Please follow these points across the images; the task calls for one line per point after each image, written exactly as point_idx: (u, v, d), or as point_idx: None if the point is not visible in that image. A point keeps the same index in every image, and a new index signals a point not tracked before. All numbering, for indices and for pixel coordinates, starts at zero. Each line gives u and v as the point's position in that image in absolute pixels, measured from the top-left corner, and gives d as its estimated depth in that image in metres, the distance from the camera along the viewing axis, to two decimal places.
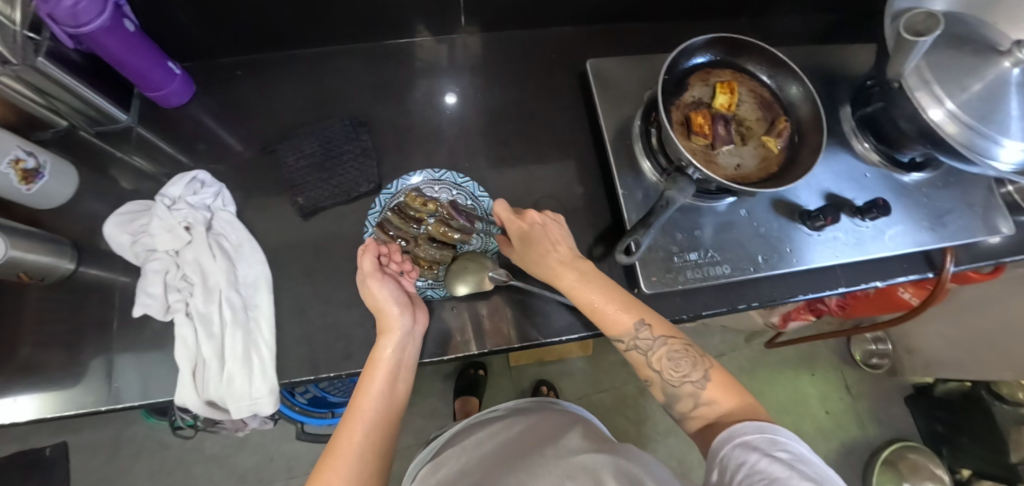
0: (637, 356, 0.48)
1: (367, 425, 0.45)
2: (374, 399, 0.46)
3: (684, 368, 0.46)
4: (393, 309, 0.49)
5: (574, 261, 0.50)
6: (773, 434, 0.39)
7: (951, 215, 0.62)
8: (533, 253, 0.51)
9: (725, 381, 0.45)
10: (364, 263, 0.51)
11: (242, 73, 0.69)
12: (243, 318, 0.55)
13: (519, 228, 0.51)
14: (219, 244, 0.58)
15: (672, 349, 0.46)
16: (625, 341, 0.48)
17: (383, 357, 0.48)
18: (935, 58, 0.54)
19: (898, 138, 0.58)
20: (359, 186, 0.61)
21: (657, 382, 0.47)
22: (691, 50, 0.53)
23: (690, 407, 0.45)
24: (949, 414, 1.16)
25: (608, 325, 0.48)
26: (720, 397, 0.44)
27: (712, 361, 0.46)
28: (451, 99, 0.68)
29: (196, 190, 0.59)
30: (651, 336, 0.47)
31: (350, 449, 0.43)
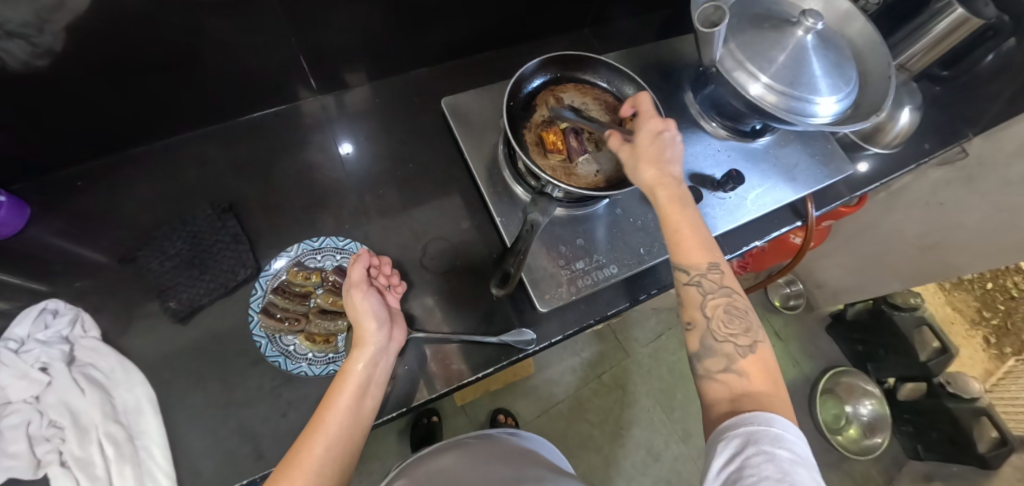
0: (695, 293, 0.44)
1: (333, 440, 0.42)
2: (341, 414, 0.43)
3: (734, 326, 0.42)
4: (371, 323, 0.48)
5: (679, 181, 0.47)
6: (780, 428, 0.34)
7: (799, 168, 0.69)
8: (646, 157, 0.47)
9: (767, 362, 0.41)
10: (352, 273, 0.50)
11: (84, 181, 0.63)
12: (131, 450, 0.50)
13: (650, 136, 0.48)
14: (87, 375, 0.52)
15: (732, 304, 0.43)
16: (689, 273, 0.44)
17: (354, 372, 0.45)
18: (745, 38, 0.60)
19: (735, 113, 0.64)
20: (237, 274, 0.58)
21: (702, 328, 0.43)
22: (528, 75, 0.56)
23: (719, 367, 0.41)
24: (865, 333, 1.28)
25: (682, 253, 0.44)
26: (753, 374, 0.40)
27: (764, 339, 0.42)
28: (348, 148, 0.67)
29: (48, 322, 0.53)
30: (720, 285, 0.44)
31: (309, 465, 0.40)
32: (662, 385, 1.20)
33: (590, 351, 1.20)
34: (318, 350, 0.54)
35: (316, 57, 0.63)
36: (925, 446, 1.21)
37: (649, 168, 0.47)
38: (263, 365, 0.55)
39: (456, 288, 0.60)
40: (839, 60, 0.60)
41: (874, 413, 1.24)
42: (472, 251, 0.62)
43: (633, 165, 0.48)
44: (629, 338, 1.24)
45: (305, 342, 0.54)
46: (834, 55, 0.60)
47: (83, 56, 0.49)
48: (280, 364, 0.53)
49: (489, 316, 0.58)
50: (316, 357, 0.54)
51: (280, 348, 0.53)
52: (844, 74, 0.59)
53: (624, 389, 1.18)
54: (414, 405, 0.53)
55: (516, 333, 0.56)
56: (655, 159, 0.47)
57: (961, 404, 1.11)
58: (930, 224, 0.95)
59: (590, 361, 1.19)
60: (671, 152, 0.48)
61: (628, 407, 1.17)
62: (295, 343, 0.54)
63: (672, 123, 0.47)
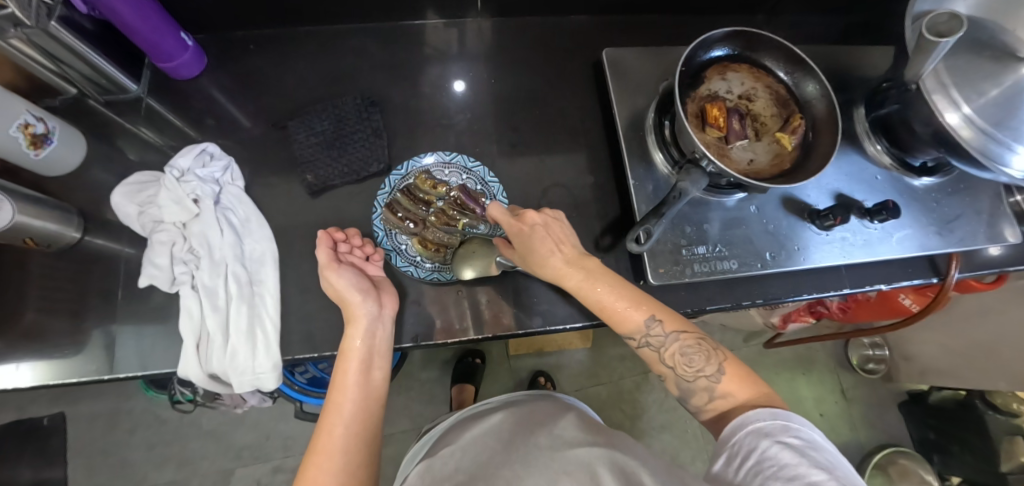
0: (650, 353, 0.47)
1: (347, 417, 0.46)
2: (349, 390, 0.47)
3: (697, 363, 0.46)
4: (354, 297, 0.49)
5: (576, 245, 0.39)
6: (785, 420, 0.40)
7: (959, 222, 0.62)
8: (545, 256, 0.48)
9: (739, 370, 0.46)
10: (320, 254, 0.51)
11: (254, 48, 0.67)
12: (249, 292, 0.55)
13: (540, 235, 0.49)
14: (226, 218, 0.58)
15: (686, 344, 0.47)
16: (635, 339, 0.48)
17: (353, 349, 0.48)
18: (956, 61, 0.53)
19: (912, 140, 0.58)
20: (369, 166, 0.61)
21: (670, 379, 0.47)
22: (710, 42, 0.53)
23: (706, 401, 0.46)
24: (944, 423, 1.17)
25: (617, 322, 0.48)
26: (736, 388, 0.45)
27: (728, 354, 0.46)
28: (459, 86, 0.67)
29: (205, 162, 0.59)
30: (663, 332, 0.47)
31: (331, 443, 0.44)
32: None
33: None
34: (428, 257, 0.56)
35: None
36: None
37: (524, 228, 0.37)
38: None
39: None
40: None
41: None
42: (588, 207, 0.62)
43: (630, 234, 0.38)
44: None
45: (417, 245, 0.57)
46: None
47: None
48: (390, 258, 0.56)
49: None
50: (425, 263, 0.56)
51: (393, 243, 0.56)
52: None
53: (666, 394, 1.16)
54: (498, 333, 0.54)
55: None
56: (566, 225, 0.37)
57: None
58: None
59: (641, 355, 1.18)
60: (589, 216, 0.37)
61: (664, 412, 1.15)
62: (407, 243, 0.57)
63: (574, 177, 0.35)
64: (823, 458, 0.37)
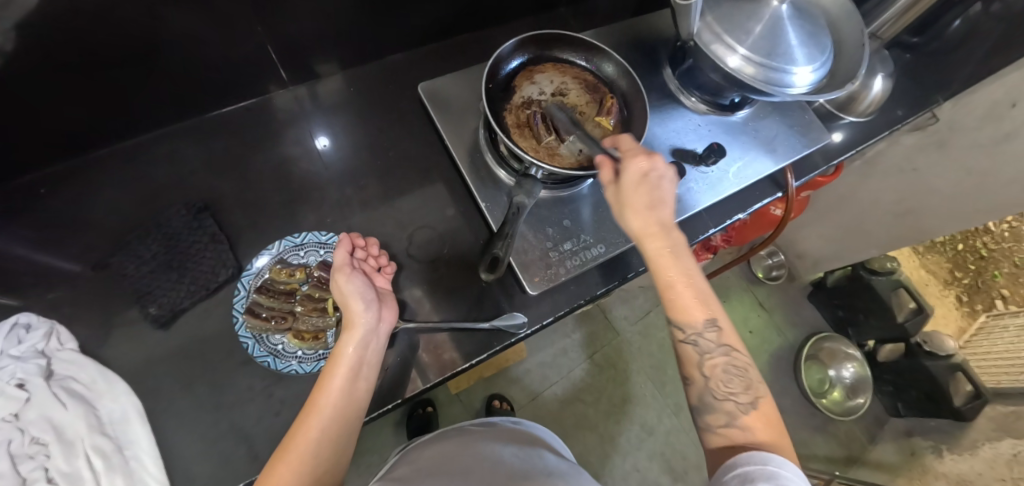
0: (691, 351, 0.44)
1: (327, 423, 0.41)
2: (334, 396, 0.43)
3: (733, 386, 0.43)
4: (359, 304, 0.47)
5: (671, 228, 0.46)
6: (775, 466, 0.36)
7: (779, 140, 0.69)
8: (633, 205, 0.45)
9: (769, 414, 0.42)
10: (337, 256, 0.50)
11: (47, 189, 0.59)
12: (119, 459, 0.49)
13: (636, 179, 0.45)
14: (67, 389, 0.50)
15: (731, 364, 0.44)
16: (686, 331, 0.44)
17: (344, 354, 0.45)
18: (720, 10, 0.59)
19: (714, 86, 0.64)
20: (218, 275, 0.56)
21: (700, 386, 0.44)
22: (505, 55, 0.55)
23: (720, 424, 0.42)
24: (844, 299, 1.31)
25: (679, 308, 0.44)
26: (756, 427, 0.41)
27: (765, 393, 0.43)
28: (324, 142, 0.66)
29: (21, 337, 0.51)
30: (716, 344, 0.44)
31: (304, 447, 0.40)
32: (653, 360, 1.22)
33: (581, 332, 1.22)
34: (308, 347, 0.53)
35: (284, 48, 0.61)
36: (905, 404, 1.26)
37: (638, 215, 0.45)
38: (252, 365, 0.54)
39: (444, 276, 0.59)
40: (813, 28, 0.60)
41: (856, 376, 1.29)
42: (459, 238, 0.62)
43: (619, 209, 0.46)
44: (619, 317, 1.25)
45: (294, 340, 0.53)
46: (809, 24, 0.60)
47: (34, 58, 0.46)
48: (270, 364, 0.52)
49: (480, 302, 0.58)
50: (307, 354, 0.53)
51: (268, 348, 0.53)
52: (819, 43, 0.59)
53: (616, 367, 1.20)
54: (407, 396, 0.53)
55: (508, 317, 0.56)
56: (645, 205, 0.45)
57: (938, 361, 1.16)
58: (903, 189, 0.98)
59: (582, 342, 1.21)
60: (658, 195, 0.46)
61: (621, 385, 1.19)
62: (283, 341, 0.53)
63: (656, 163, 0.45)
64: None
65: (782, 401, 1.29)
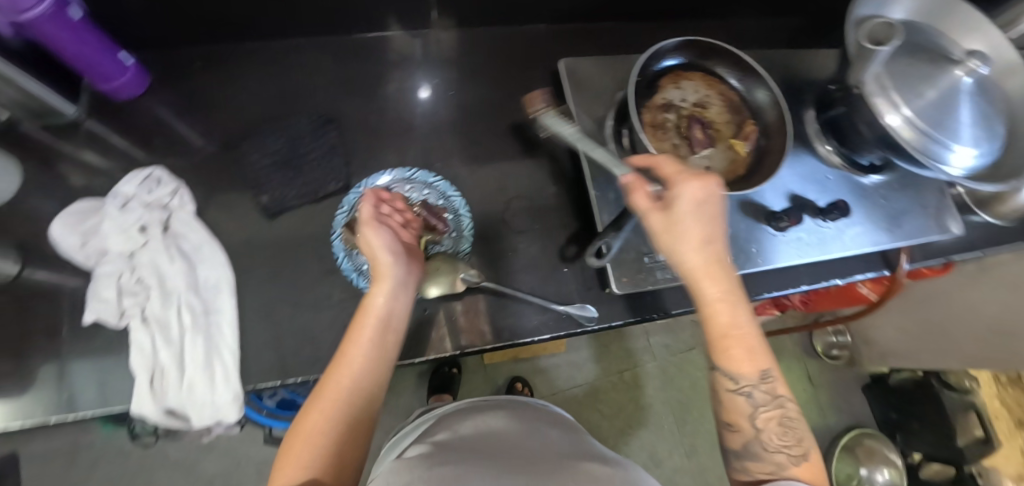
0: (743, 403, 0.40)
1: (356, 383, 0.40)
2: (364, 347, 0.42)
3: (788, 437, 0.39)
4: (384, 257, 0.46)
5: (729, 270, 0.42)
6: None
7: (906, 217, 0.64)
8: (688, 242, 0.41)
9: (818, 469, 0.38)
10: (632, 182, 0.43)
11: (200, 66, 0.64)
12: (204, 321, 0.53)
13: (694, 211, 0.41)
14: (177, 246, 0.55)
15: (786, 415, 0.40)
16: (738, 381, 0.40)
17: (373, 306, 0.44)
18: (896, 65, 0.55)
19: (858, 141, 0.60)
20: (327, 185, 0.60)
21: (749, 436, 0.40)
22: (662, 53, 0.53)
23: (767, 473, 0.39)
24: (901, 402, 1.23)
25: (727, 355, 0.40)
26: (806, 481, 0.37)
27: (817, 446, 0.39)
28: (425, 92, 0.67)
29: (152, 188, 0.57)
30: (773, 394, 0.40)
31: (332, 398, 0.39)
32: (680, 397, 1.19)
33: (619, 346, 1.20)
34: None
35: None
36: None
37: (695, 252, 0.41)
38: (334, 276, 0.57)
39: (529, 249, 0.60)
40: (988, 112, 0.55)
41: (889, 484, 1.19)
42: (549, 218, 0.62)
43: (672, 244, 0.42)
44: (660, 344, 1.22)
45: None
46: (985, 107, 0.55)
47: None
48: (353, 279, 0.56)
49: (556, 285, 0.58)
50: None
51: (354, 265, 0.56)
52: (991, 128, 0.54)
53: (642, 391, 1.18)
54: (465, 350, 0.54)
55: (580, 307, 0.56)
56: (702, 241, 0.41)
57: None
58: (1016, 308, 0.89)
59: (615, 356, 1.19)
60: (711, 222, 0.42)
61: (642, 409, 1.17)
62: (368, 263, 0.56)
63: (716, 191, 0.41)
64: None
65: None
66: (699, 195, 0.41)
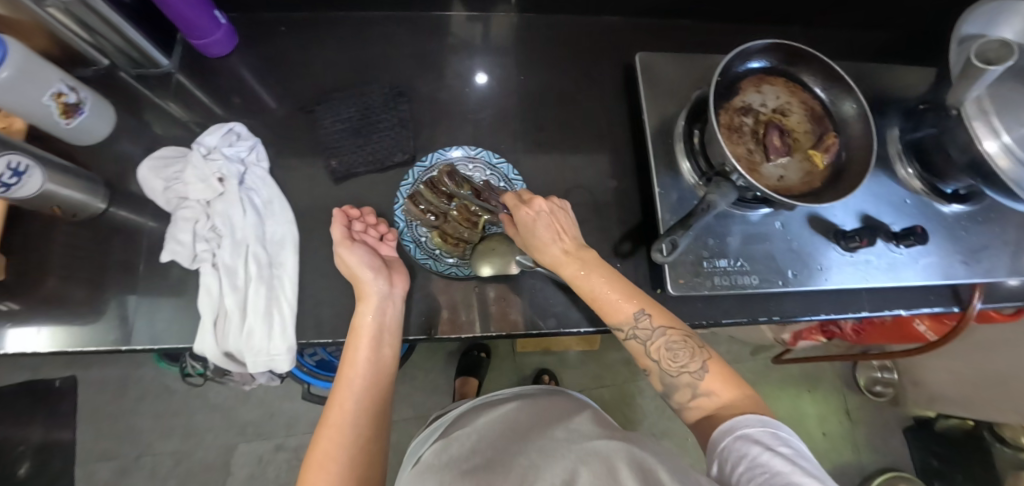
0: (636, 345, 0.47)
1: (357, 395, 0.48)
2: (360, 368, 0.49)
3: (681, 358, 0.45)
4: (366, 274, 0.50)
5: (580, 246, 0.49)
6: (773, 427, 0.40)
7: (987, 252, 0.61)
8: (540, 239, 0.48)
9: (725, 373, 0.45)
10: (507, 200, 0.51)
11: (284, 31, 0.67)
12: (267, 274, 0.56)
13: (530, 213, 0.48)
14: (249, 199, 0.58)
15: (672, 339, 0.46)
16: (623, 330, 0.47)
17: (363, 324, 0.49)
18: (1003, 88, 0.51)
19: (945, 166, 0.57)
20: (392, 156, 0.61)
21: (655, 372, 0.47)
22: (747, 54, 0.52)
23: (688, 398, 0.45)
24: (949, 451, 1.16)
25: (608, 312, 0.47)
26: (722, 390, 0.44)
27: (712, 351, 0.46)
28: (481, 79, 0.67)
29: (232, 142, 0.59)
30: (651, 326, 0.46)
31: (340, 419, 0.47)
32: None
33: None
34: (445, 250, 0.56)
35: None
36: None
37: (547, 246, 0.48)
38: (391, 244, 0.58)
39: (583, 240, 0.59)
40: None
41: None
42: (607, 212, 0.61)
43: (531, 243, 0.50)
44: None
45: (436, 239, 0.57)
46: None
47: None
48: (410, 250, 0.56)
49: None
50: (442, 256, 0.56)
51: (413, 236, 0.57)
52: None
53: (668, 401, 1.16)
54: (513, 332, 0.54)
55: None
56: (552, 233, 0.48)
57: None
58: None
59: None
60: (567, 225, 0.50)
61: (666, 419, 1.14)
62: (425, 236, 0.57)
63: (543, 202, 0.49)
64: (811, 466, 0.37)
65: None
66: (540, 209, 0.49)
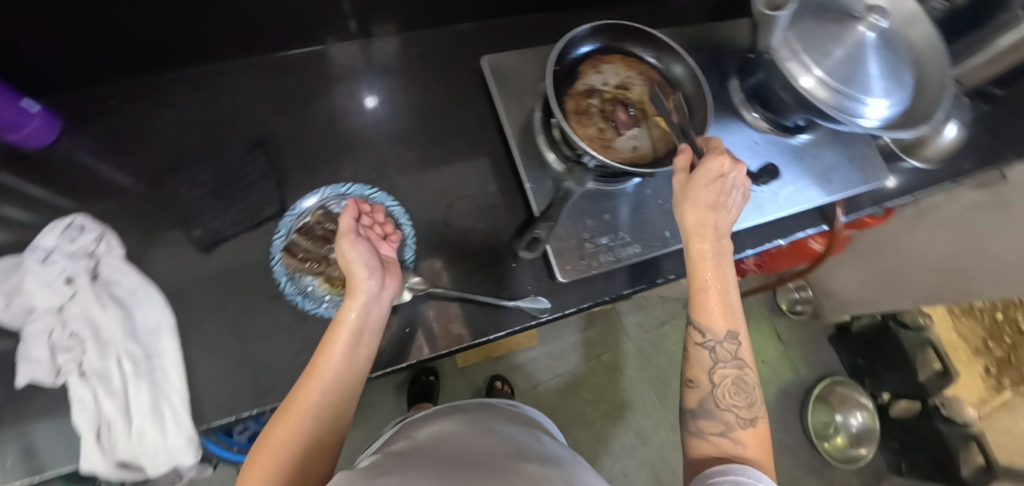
0: (706, 356, 0.44)
1: (331, 393, 0.42)
2: (335, 362, 0.43)
3: (739, 398, 0.43)
4: (362, 271, 0.46)
5: (722, 236, 0.46)
6: (765, 484, 0.36)
7: (836, 171, 0.67)
8: (699, 199, 0.46)
9: (763, 437, 0.42)
10: (677, 161, 0.47)
11: (115, 103, 0.62)
12: (147, 368, 0.51)
13: (709, 177, 0.45)
14: (109, 293, 0.53)
15: (740, 377, 0.44)
16: (705, 335, 0.44)
17: (346, 319, 0.45)
18: (802, 28, 0.57)
19: (780, 105, 0.62)
20: (262, 210, 0.58)
21: (705, 391, 0.44)
22: (577, 40, 0.54)
23: (713, 431, 0.42)
24: (867, 348, 1.28)
25: (703, 312, 0.45)
26: (749, 444, 0.41)
27: (764, 415, 0.43)
28: (355, 106, 0.65)
29: (74, 236, 0.54)
30: (733, 356, 0.44)
31: (303, 410, 0.40)
32: (658, 372, 1.21)
33: (594, 331, 1.22)
34: (334, 295, 0.55)
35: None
36: (909, 463, 1.23)
37: (694, 211, 0.46)
38: (281, 301, 0.56)
39: (477, 249, 0.60)
40: (895, 62, 0.58)
41: (862, 426, 1.27)
42: (495, 216, 0.62)
43: (680, 200, 0.47)
44: (634, 323, 1.24)
45: (323, 285, 0.55)
46: (891, 58, 0.58)
47: None
48: (298, 303, 0.54)
49: (508, 281, 0.58)
50: (333, 301, 0.55)
51: (298, 287, 0.55)
52: (898, 78, 0.58)
53: (621, 372, 1.20)
54: (416, 360, 0.54)
55: (532, 300, 0.56)
56: (706, 203, 0.46)
57: (952, 427, 1.13)
58: (953, 244, 0.94)
59: (591, 340, 1.21)
60: (725, 200, 0.46)
61: (623, 390, 1.18)
62: (313, 285, 0.55)
63: (737, 169, 0.45)
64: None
65: (782, 437, 1.28)
66: (717, 164, 0.45)
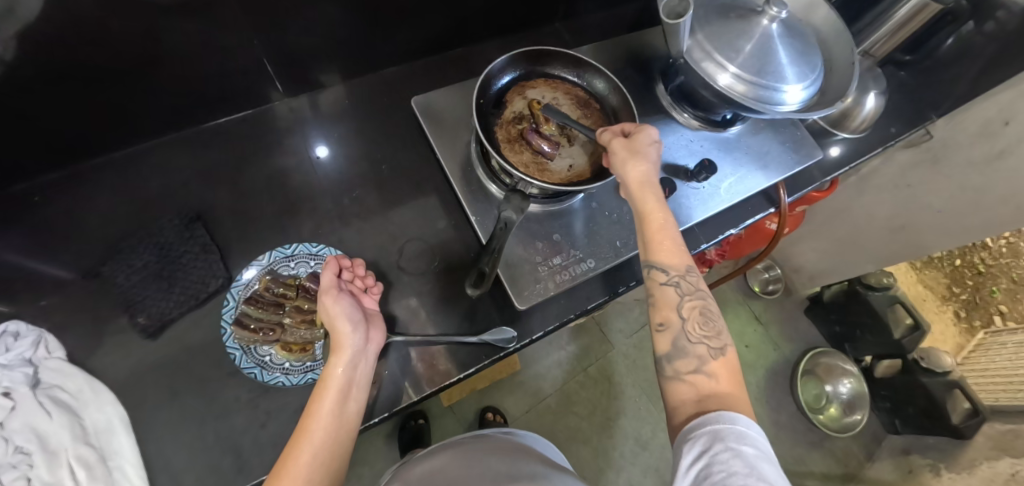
0: (671, 292, 0.45)
1: (323, 450, 0.41)
2: (324, 419, 0.42)
3: (710, 330, 0.44)
4: (345, 326, 0.46)
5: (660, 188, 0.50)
6: (744, 425, 0.36)
7: (771, 155, 0.70)
8: (637, 158, 0.49)
9: (732, 363, 0.43)
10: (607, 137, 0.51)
11: (41, 198, 0.59)
12: (103, 471, 0.48)
13: (646, 140, 0.50)
14: (52, 398, 0.50)
15: (706, 307, 0.45)
16: (670, 273, 0.45)
17: (333, 376, 0.44)
18: (711, 29, 0.60)
19: (707, 103, 0.64)
20: (207, 284, 0.57)
21: (676, 329, 0.44)
22: (497, 71, 0.56)
23: (689, 368, 0.42)
24: (841, 315, 1.31)
25: (664, 252, 0.46)
26: (720, 372, 0.42)
27: (732, 344, 0.44)
28: (293, 164, 0.65)
29: (8, 345, 0.51)
30: (695, 288, 0.46)
31: (295, 475, 0.39)
32: (647, 374, 1.21)
33: (577, 345, 1.21)
34: (295, 360, 0.54)
35: (281, 59, 0.61)
36: (902, 420, 1.25)
37: (637, 166, 0.48)
38: (240, 375, 0.54)
39: (435, 288, 0.59)
40: (803, 46, 0.60)
41: (852, 392, 1.29)
42: (448, 252, 0.62)
43: (623, 160, 0.49)
44: (615, 330, 1.25)
45: (282, 351, 0.54)
46: (798, 43, 0.60)
47: (28, 71, 0.46)
48: (257, 375, 0.52)
49: (470, 315, 0.58)
50: (294, 366, 0.53)
51: (255, 359, 0.53)
52: (809, 60, 0.60)
53: (610, 381, 1.19)
54: (397, 408, 0.53)
55: (497, 331, 0.56)
56: (646, 160, 0.49)
57: (935, 378, 1.15)
58: (898, 205, 0.98)
59: (575, 354, 1.20)
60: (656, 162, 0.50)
61: (615, 398, 1.18)
62: (271, 353, 0.54)
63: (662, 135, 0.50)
64: (773, 469, 0.34)
65: (778, 417, 1.29)
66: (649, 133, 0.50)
